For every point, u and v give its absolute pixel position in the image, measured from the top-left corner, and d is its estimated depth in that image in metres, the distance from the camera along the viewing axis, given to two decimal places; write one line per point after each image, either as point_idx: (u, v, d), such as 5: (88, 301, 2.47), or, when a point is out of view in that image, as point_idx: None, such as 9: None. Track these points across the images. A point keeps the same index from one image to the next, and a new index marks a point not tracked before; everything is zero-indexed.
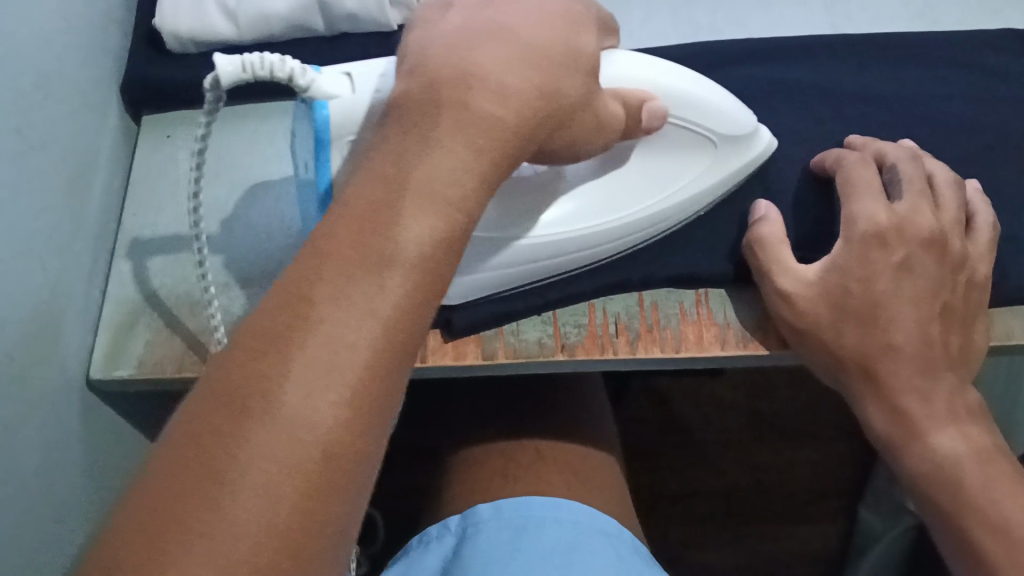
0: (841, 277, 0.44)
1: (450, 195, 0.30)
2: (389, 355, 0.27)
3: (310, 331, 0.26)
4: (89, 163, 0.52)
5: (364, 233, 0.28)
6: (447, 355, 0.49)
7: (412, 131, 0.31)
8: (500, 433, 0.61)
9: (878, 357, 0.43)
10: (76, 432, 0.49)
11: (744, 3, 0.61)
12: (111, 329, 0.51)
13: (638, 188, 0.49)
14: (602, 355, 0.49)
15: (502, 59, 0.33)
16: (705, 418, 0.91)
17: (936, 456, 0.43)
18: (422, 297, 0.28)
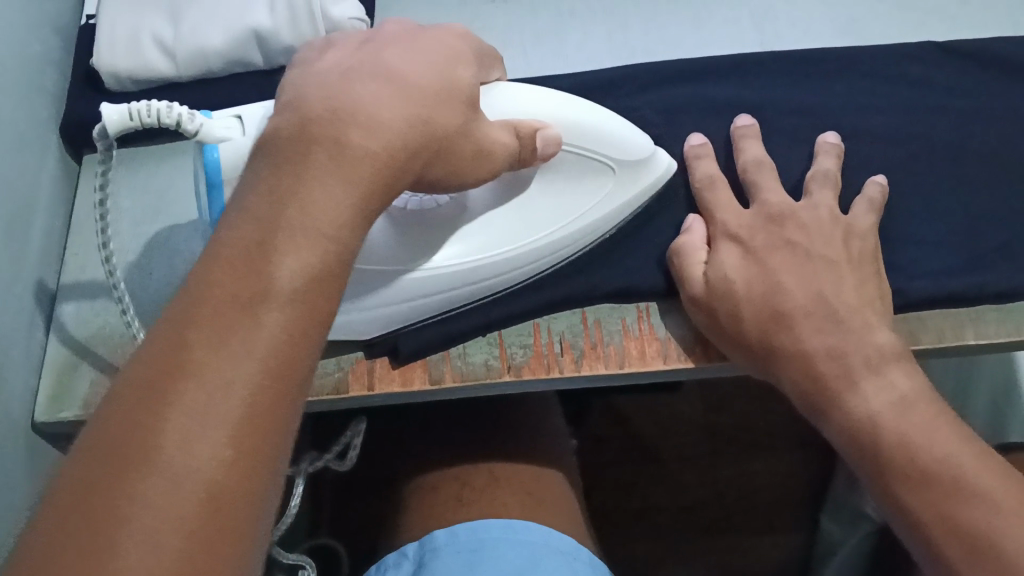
0: (764, 271, 0.45)
1: (325, 228, 0.30)
2: (274, 393, 0.27)
3: (188, 377, 0.26)
4: (28, 204, 0.52)
5: (242, 275, 0.28)
6: (394, 382, 0.50)
7: (283, 169, 0.31)
8: (454, 458, 0.61)
9: (776, 332, 0.43)
10: (22, 474, 0.49)
11: (676, 24, 0.63)
12: (52, 371, 0.50)
13: (545, 214, 0.49)
14: (549, 374, 0.50)
15: (375, 94, 0.34)
16: (664, 434, 0.92)
17: (853, 420, 0.40)
18: (301, 329, 0.29)
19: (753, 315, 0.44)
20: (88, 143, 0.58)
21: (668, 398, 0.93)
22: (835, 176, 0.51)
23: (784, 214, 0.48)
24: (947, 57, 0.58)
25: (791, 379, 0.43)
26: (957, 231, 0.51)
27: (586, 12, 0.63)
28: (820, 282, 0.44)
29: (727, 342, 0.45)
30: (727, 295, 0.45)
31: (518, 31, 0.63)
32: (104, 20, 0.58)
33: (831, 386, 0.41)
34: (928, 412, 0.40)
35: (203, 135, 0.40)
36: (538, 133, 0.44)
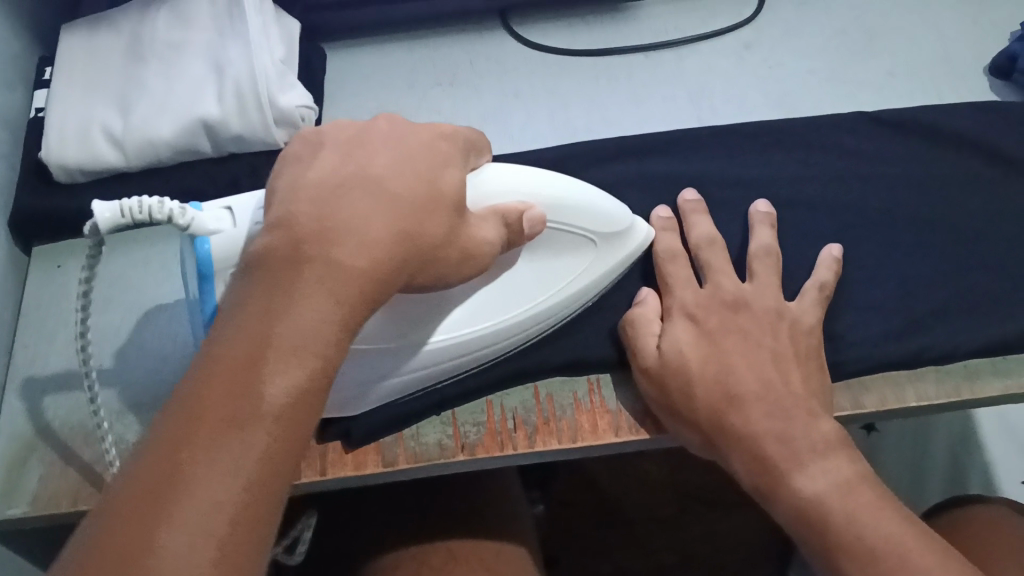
0: (712, 354, 0.46)
1: (314, 343, 0.32)
2: (258, 510, 0.29)
3: (178, 491, 0.28)
4: None
5: (230, 393, 0.30)
6: (347, 466, 0.50)
7: (273, 282, 0.32)
8: (414, 536, 0.61)
9: (726, 411, 0.44)
10: None
11: (617, 101, 0.65)
12: (3, 467, 0.50)
13: (524, 287, 0.49)
14: (502, 452, 0.50)
15: (368, 207, 0.35)
16: (630, 496, 0.92)
17: (802, 500, 0.41)
18: (288, 448, 0.30)
19: (704, 393, 0.45)
20: (37, 234, 0.58)
21: (634, 458, 0.93)
22: (776, 249, 0.52)
23: (726, 286, 0.49)
24: (876, 127, 0.61)
25: (740, 457, 0.43)
26: (893, 297, 0.53)
27: (531, 92, 0.65)
28: (768, 366, 0.46)
29: (675, 416, 0.46)
30: (677, 373, 0.46)
31: (464, 113, 0.65)
32: (55, 116, 0.59)
33: (779, 467, 0.42)
34: (869, 492, 0.41)
35: (195, 227, 0.40)
36: (525, 216, 0.44)
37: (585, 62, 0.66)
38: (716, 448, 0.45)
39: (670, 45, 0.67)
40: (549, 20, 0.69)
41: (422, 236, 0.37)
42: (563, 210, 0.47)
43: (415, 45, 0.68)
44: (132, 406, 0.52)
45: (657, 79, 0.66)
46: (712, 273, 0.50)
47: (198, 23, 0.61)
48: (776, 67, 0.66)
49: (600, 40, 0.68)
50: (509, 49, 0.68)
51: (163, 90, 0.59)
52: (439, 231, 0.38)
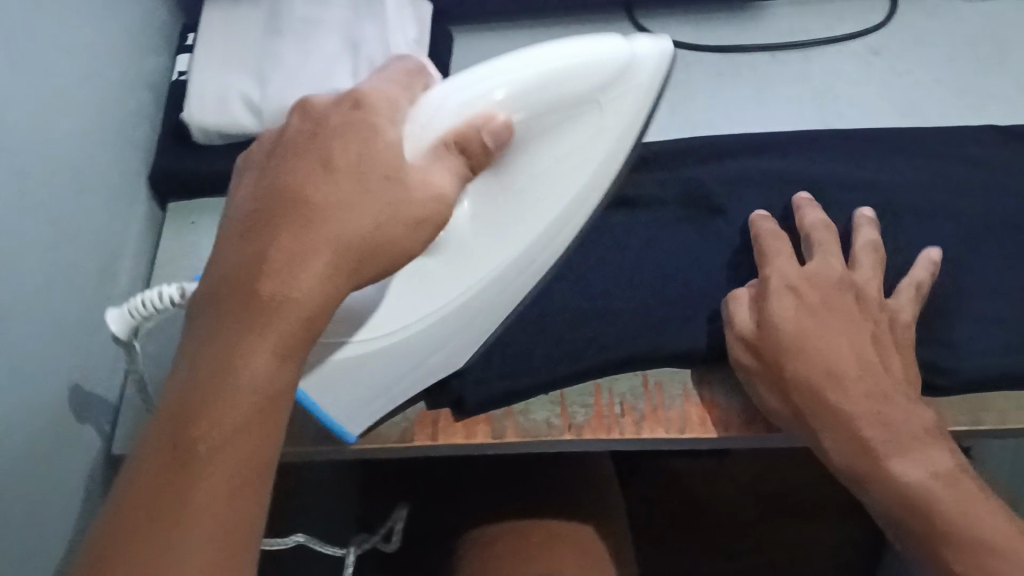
0: (815, 334, 0.46)
1: (291, 315, 0.35)
2: (254, 474, 0.33)
3: (187, 465, 0.32)
4: (116, 250, 0.55)
5: (208, 375, 0.34)
6: (457, 434, 0.52)
7: (263, 250, 0.36)
8: (512, 512, 0.64)
9: (825, 388, 0.45)
10: (95, 503, 0.51)
11: (739, 97, 0.65)
12: (135, 410, 0.53)
13: (525, 209, 0.47)
14: (608, 435, 0.51)
15: (332, 178, 0.38)
16: (715, 499, 0.91)
17: (902, 485, 0.42)
18: (276, 415, 0.35)
19: (804, 370, 0.45)
20: (173, 193, 0.61)
21: (723, 462, 0.93)
22: (883, 238, 0.52)
23: (833, 267, 0.50)
24: (1007, 140, 0.60)
25: (835, 438, 0.44)
26: (1018, 312, 0.52)
27: None
28: (869, 350, 0.46)
29: (771, 391, 0.47)
30: (772, 348, 0.46)
31: None
32: (195, 80, 0.61)
33: (878, 453, 0.43)
34: (970, 486, 0.41)
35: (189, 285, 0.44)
36: (486, 128, 0.41)
37: (708, 57, 0.67)
38: (807, 427, 0.45)
39: (796, 45, 0.67)
40: (675, 15, 0.69)
41: (414, 200, 0.39)
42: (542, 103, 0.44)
43: (540, 32, 0.70)
44: None
45: (780, 79, 0.66)
46: (817, 250, 0.51)
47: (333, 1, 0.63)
48: (904, 74, 0.66)
49: (723, 38, 0.68)
50: None
51: (298, 61, 0.61)
52: (419, 187, 0.39)
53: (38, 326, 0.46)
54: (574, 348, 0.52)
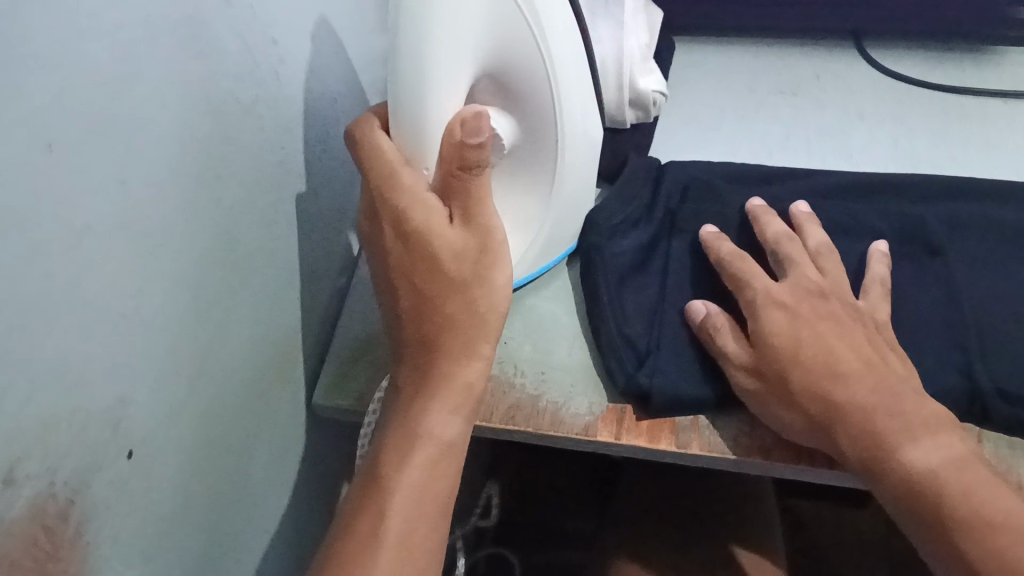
0: (810, 334, 0.48)
1: (454, 385, 0.44)
2: (433, 509, 0.42)
3: (381, 504, 0.41)
4: (342, 211, 0.60)
5: (396, 435, 0.43)
6: (641, 435, 0.52)
7: (425, 330, 0.45)
8: (668, 525, 0.66)
9: (827, 384, 0.46)
10: (298, 438, 0.56)
11: (965, 139, 0.63)
12: (340, 361, 0.56)
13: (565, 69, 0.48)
14: (799, 463, 0.50)
15: (428, 249, 0.44)
16: (840, 550, 0.98)
17: (913, 472, 0.43)
18: (449, 463, 0.43)
19: (802, 372, 0.47)
20: None
21: (853, 512, 1.01)
22: (822, 249, 0.54)
23: (809, 279, 0.52)
24: None
25: (848, 435, 0.45)
26: None
27: (873, 116, 0.66)
28: (865, 348, 0.48)
29: (778, 397, 0.47)
30: (773, 350, 0.48)
31: (802, 128, 0.66)
32: None
33: (888, 441, 0.44)
34: (983, 471, 0.42)
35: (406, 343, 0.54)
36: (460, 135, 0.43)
37: (937, 97, 0.66)
38: (827, 433, 0.46)
39: None
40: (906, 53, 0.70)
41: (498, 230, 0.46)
42: (477, 23, 0.44)
43: (765, 56, 0.71)
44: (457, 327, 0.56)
45: (1014, 128, 0.64)
46: (793, 268, 0.53)
47: None
48: None
49: (955, 78, 0.67)
50: (861, 71, 0.69)
51: None
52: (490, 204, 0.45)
53: (275, 260, 0.50)
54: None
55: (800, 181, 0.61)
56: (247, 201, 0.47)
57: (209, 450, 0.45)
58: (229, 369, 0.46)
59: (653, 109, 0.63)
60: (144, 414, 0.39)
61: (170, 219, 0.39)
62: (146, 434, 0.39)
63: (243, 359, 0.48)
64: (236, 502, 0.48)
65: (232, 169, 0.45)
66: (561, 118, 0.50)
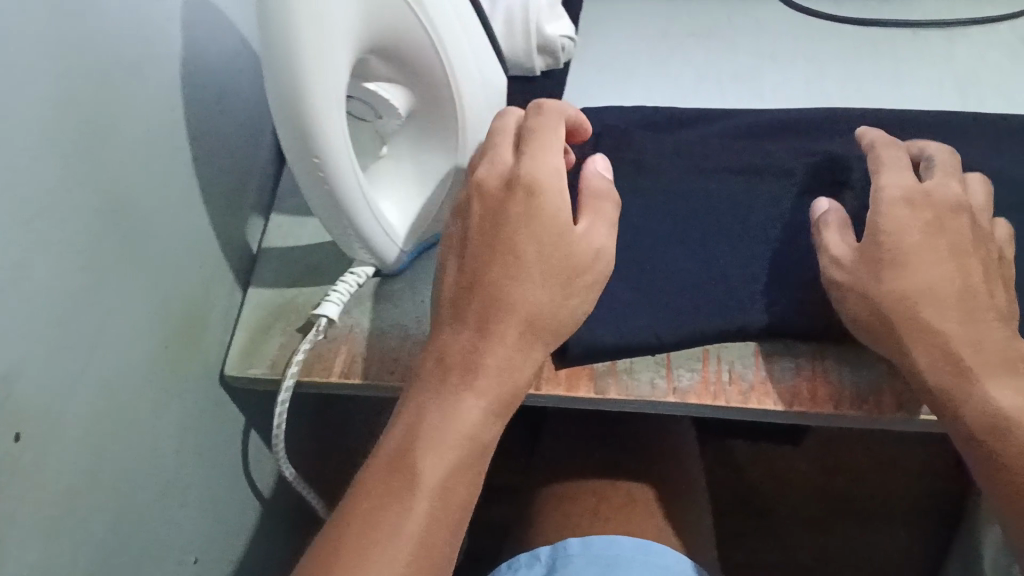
0: (920, 243, 0.46)
1: (504, 380, 0.43)
2: (454, 506, 0.41)
3: (406, 499, 0.39)
4: (246, 174, 0.58)
5: (439, 406, 0.42)
6: (560, 385, 0.52)
7: (501, 317, 0.44)
8: (590, 470, 0.66)
9: (915, 295, 0.45)
10: (213, 408, 0.55)
11: (877, 75, 0.64)
12: (251, 329, 0.56)
13: (451, 42, 0.48)
14: (713, 402, 0.51)
15: (535, 261, 0.45)
16: (775, 486, 1.00)
17: (997, 410, 0.42)
18: (479, 449, 0.42)
19: (900, 279, 0.46)
20: None
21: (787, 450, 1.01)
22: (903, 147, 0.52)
23: (939, 188, 0.49)
24: None
25: (927, 353, 0.45)
26: None
27: (787, 54, 0.66)
28: (976, 276, 0.46)
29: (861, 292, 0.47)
30: (876, 247, 0.47)
31: (715, 69, 0.65)
32: None
33: (966, 376, 0.43)
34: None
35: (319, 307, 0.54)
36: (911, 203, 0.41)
37: (849, 31, 0.67)
38: (898, 339, 0.45)
39: (942, 25, 0.66)
40: None
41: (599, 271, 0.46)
42: (352, 10, 0.42)
43: None
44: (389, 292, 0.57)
45: (921, 59, 0.64)
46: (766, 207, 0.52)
47: None
48: None
49: (866, 11, 0.68)
50: (773, 8, 0.69)
51: None
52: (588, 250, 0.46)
53: (174, 226, 0.49)
54: (680, 312, 0.52)
55: (713, 122, 0.60)
56: (136, 164, 0.45)
57: (111, 423, 0.43)
58: (127, 339, 0.45)
59: (562, 55, 0.62)
60: (34, 389, 0.37)
61: (50, 185, 0.38)
62: (38, 408, 0.38)
63: (144, 328, 0.46)
64: (144, 475, 0.47)
65: (117, 130, 0.43)
66: (456, 80, 0.49)
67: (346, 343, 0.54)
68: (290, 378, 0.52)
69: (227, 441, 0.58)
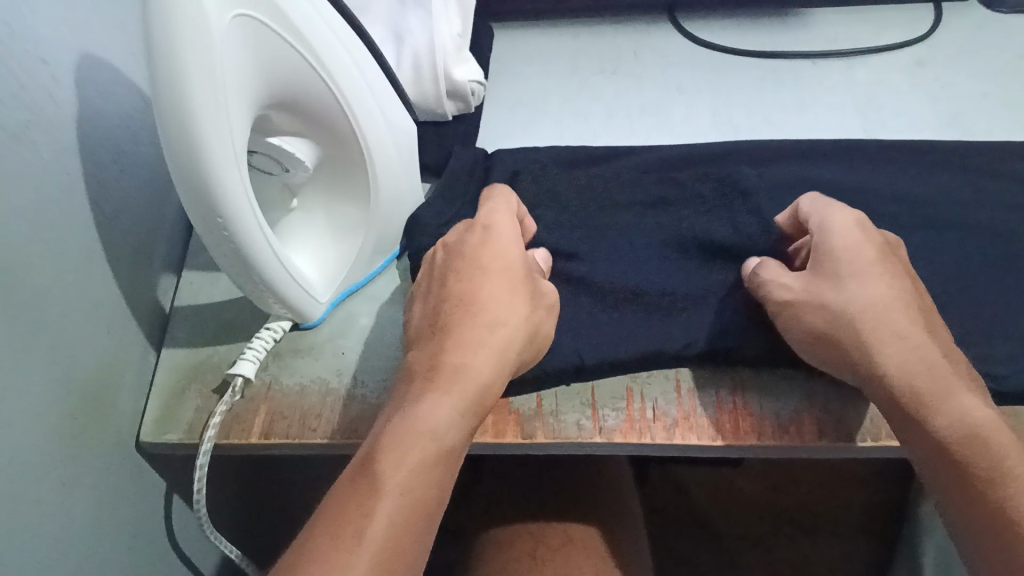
0: (871, 258, 0.46)
1: (476, 385, 0.43)
2: (426, 499, 0.39)
3: (369, 501, 0.38)
4: (152, 235, 0.57)
5: (408, 410, 0.42)
6: (486, 433, 0.51)
7: (469, 332, 0.45)
8: (525, 514, 0.65)
9: (891, 310, 0.45)
10: (128, 481, 0.53)
11: (781, 105, 0.65)
12: (163, 393, 0.54)
13: (351, 89, 0.47)
14: (640, 439, 0.50)
15: (489, 287, 0.47)
16: (719, 508, 1.00)
17: (968, 419, 0.42)
18: (450, 448, 0.41)
19: (868, 288, 0.45)
20: None
21: (728, 471, 1.01)
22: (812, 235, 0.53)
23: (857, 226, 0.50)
24: None
25: (897, 356, 0.44)
26: None
27: (693, 88, 0.67)
28: (921, 300, 0.47)
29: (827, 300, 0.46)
30: (832, 261, 0.47)
31: (624, 104, 0.66)
32: None
33: (940, 384, 0.43)
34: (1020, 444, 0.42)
35: (234, 366, 0.53)
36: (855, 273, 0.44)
37: (752, 62, 0.68)
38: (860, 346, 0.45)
39: (840, 53, 0.68)
40: (718, 23, 0.72)
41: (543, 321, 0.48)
42: (243, 62, 0.41)
43: (583, 34, 0.72)
44: (311, 349, 0.56)
45: (822, 88, 0.66)
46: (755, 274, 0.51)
47: None
48: (947, 87, 0.66)
49: (767, 43, 0.69)
50: (678, 42, 0.70)
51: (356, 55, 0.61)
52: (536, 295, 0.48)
53: (75, 295, 0.47)
54: (601, 344, 0.51)
55: (624, 157, 0.61)
56: (29, 232, 0.43)
57: (15, 505, 0.41)
58: (30, 413, 0.43)
59: (472, 99, 0.62)
60: None
61: None
62: None
63: (46, 402, 0.44)
64: (54, 559, 0.45)
65: (8, 199, 0.41)
66: (360, 129, 0.49)
67: (264, 401, 0.53)
68: (207, 442, 0.50)
69: (146, 513, 0.55)
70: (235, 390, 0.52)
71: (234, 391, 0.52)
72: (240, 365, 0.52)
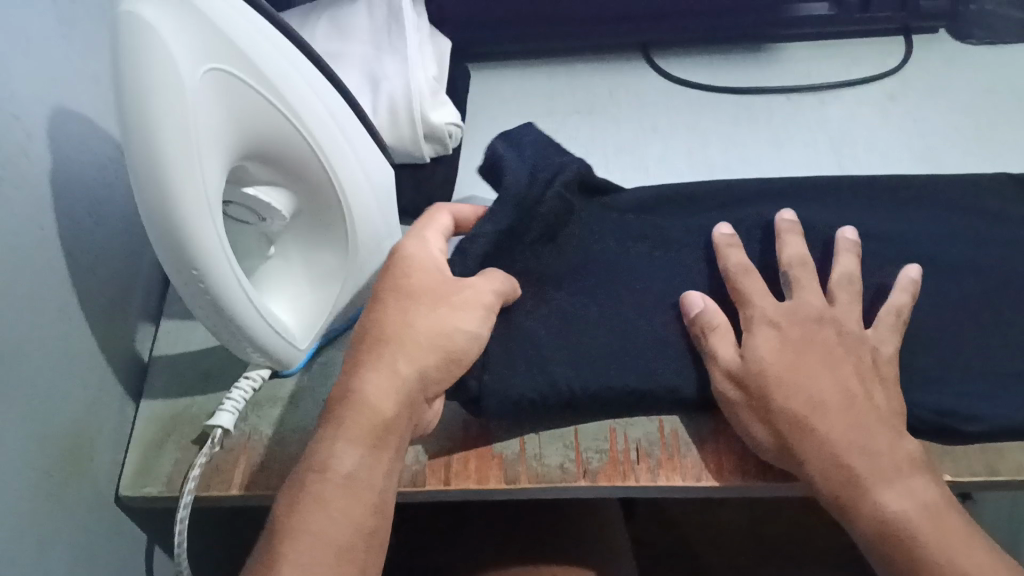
0: (788, 356, 0.47)
1: (382, 408, 0.45)
2: (343, 540, 0.42)
3: (280, 555, 0.41)
4: (129, 285, 0.56)
5: (316, 454, 0.44)
6: (469, 479, 0.50)
7: (375, 361, 0.46)
8: (513, 558, 0.65)
9: (808, 415, 0.45)
10: (107, 536, 0.52)
11: (757, 143, 0.65)
12: (142, 446, 0.54)
13: (327, 138, 0.47)
14: (623, 481, 0.50)
15: (398, 312, 0.48)
16: (706, 542, 0.99)
17: (886, 515, 0.42)
18: (363, 481, 0.43)
19: (781, 402, 0.46)
20: None
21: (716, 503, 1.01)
22: (843, 281, 0.52)
23: (811, 305, 0.50)
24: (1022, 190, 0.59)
25: (815, 458, 0.45)
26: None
27: (668, 127, 0.67)
28: (852, 380, 0.47)
29: (749, 414, 0.47)
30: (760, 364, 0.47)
31: (601, 144, 0.66)
32: None
33: (864, 483, 0.43)
34: (959, 521, 0.42)
35: (214, 418, 0.52)
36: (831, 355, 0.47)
37: (726, 100, 0.69)
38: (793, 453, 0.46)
39: (813, 89, 0.69)
40: (693, 62, 0.72)
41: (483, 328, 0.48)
42: (215, 118, 0.41)
43: (559, 75, 0.72)
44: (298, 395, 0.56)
45: (795, 125, 0.66)
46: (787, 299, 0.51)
47: (357, 34, 0.61)
48: (918, 122, 0.66)
49: (741, 81, 0.70)
50: (652, 81, 0.71)
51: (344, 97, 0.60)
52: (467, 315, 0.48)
53: (51, 349, 0.47)
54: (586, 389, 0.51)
55: None
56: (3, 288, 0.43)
57: None
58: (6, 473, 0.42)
59: (450, 142, 0.61)
60: None
61: None
62: None
63: (23, 461, 0.44)
64: None
65: None
66: (338, 178, 0.49)
67: (243, 451, 0.53)
68: (187, 495, 0.49)
69: (127, 567, 0.55)
70: (214, 442, 0.51)
71: (212, 443, 0.51)
72: (218, 416, 0.52)
